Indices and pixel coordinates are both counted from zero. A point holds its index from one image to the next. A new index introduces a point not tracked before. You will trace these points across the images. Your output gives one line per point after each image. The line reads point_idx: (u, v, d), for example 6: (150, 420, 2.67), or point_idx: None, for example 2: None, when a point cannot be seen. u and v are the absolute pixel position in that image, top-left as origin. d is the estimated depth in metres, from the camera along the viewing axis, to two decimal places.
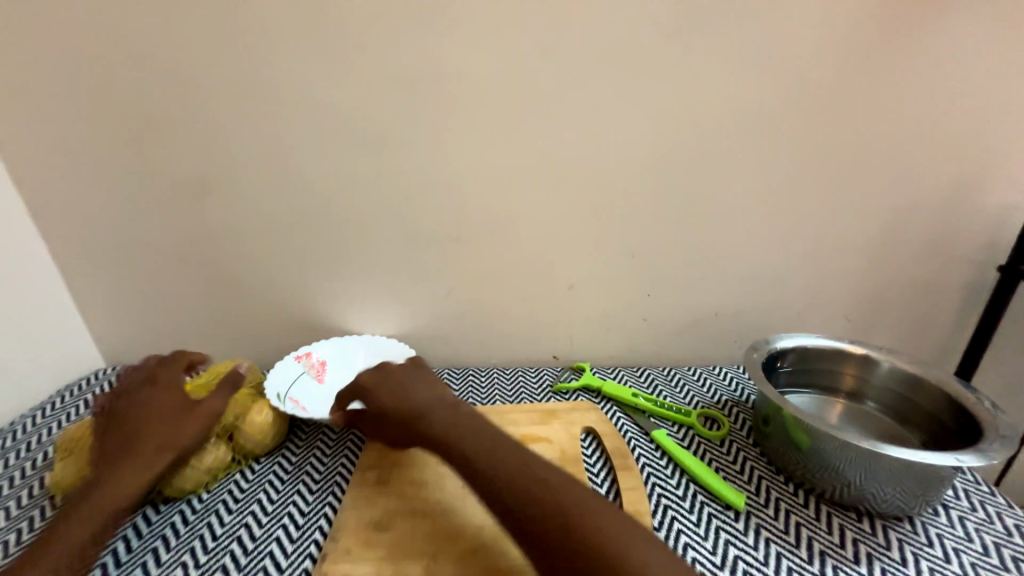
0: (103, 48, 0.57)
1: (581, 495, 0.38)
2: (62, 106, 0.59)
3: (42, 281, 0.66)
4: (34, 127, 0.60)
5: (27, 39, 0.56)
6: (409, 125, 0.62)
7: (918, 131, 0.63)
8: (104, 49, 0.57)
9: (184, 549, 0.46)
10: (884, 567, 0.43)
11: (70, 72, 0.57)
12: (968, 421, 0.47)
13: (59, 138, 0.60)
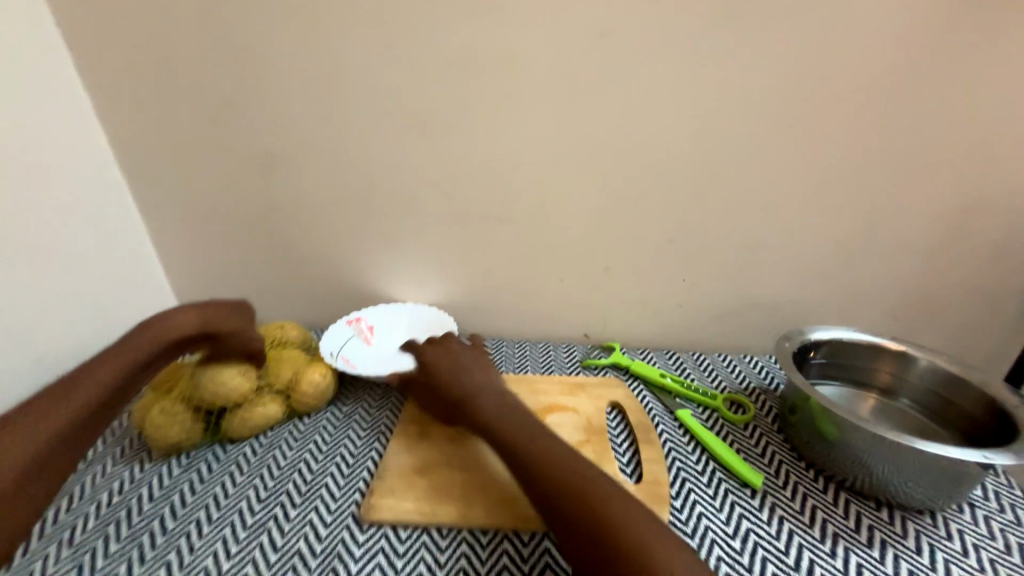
0: (190, 23, 0.62)
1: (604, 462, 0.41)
2: (150, 79, 0.65)
3: (132, 237, 0.74)
4: (128, 95, 0.66)
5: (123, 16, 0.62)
6: (459, 105, 0.64)
7: (993, 123, 0.60)
8: (188, 26, 0.62)
9: (254, 474, 0.52)
10: (897, 553, 0.44)
11: (161, 45, 0.63)
12: (1003, 423, 0.47)
13: (148, 106, 0.67)
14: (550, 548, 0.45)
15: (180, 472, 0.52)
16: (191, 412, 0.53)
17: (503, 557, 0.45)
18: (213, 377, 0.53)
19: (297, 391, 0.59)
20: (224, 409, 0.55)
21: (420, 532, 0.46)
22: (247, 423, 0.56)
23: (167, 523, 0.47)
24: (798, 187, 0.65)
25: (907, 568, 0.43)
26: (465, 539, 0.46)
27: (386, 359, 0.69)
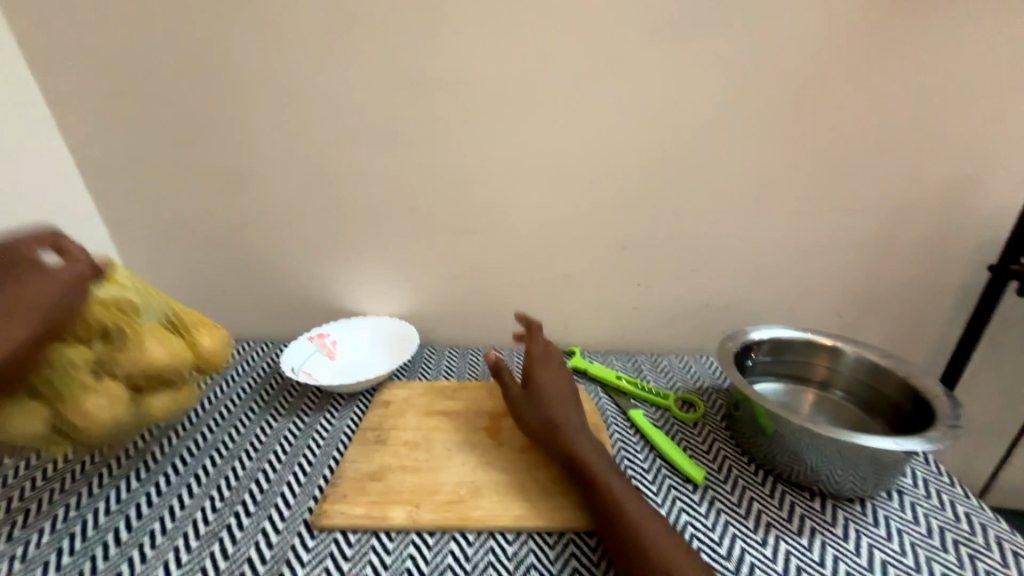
0: (151, 46, 0.64)
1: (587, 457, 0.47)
2: (111, 100, 0.67)
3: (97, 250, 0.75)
4: (93, 117, 0.68)
5: (85, 41, 0.64)
6: (415, 122, 0.67)
7: (914, 130, 0.64)
8: (149, 50, 0.64)
9: (211, 486, 0.53)
10: (825, 541, 0.46)
11: (123, 69, 0.65)
12: (923, 408, 0.51)
13: (111, 127, 0.68)
14: (495, 547, 0.47)
15: (138, 485, 0.53)
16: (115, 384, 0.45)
17: (448, 557, 0.46)
18: (150, 345, 0.46)
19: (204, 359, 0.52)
20: (140, 387, 0.47)
21: (369, 536, 0.47)
22: (166, 409, 0.50)
23: (122, 535, 0.47)
24: (741, 193, 0.68)
25: (832, 554, 0.45)
26: (412, 541, 0.47)
27: (349, 370, 0.71)
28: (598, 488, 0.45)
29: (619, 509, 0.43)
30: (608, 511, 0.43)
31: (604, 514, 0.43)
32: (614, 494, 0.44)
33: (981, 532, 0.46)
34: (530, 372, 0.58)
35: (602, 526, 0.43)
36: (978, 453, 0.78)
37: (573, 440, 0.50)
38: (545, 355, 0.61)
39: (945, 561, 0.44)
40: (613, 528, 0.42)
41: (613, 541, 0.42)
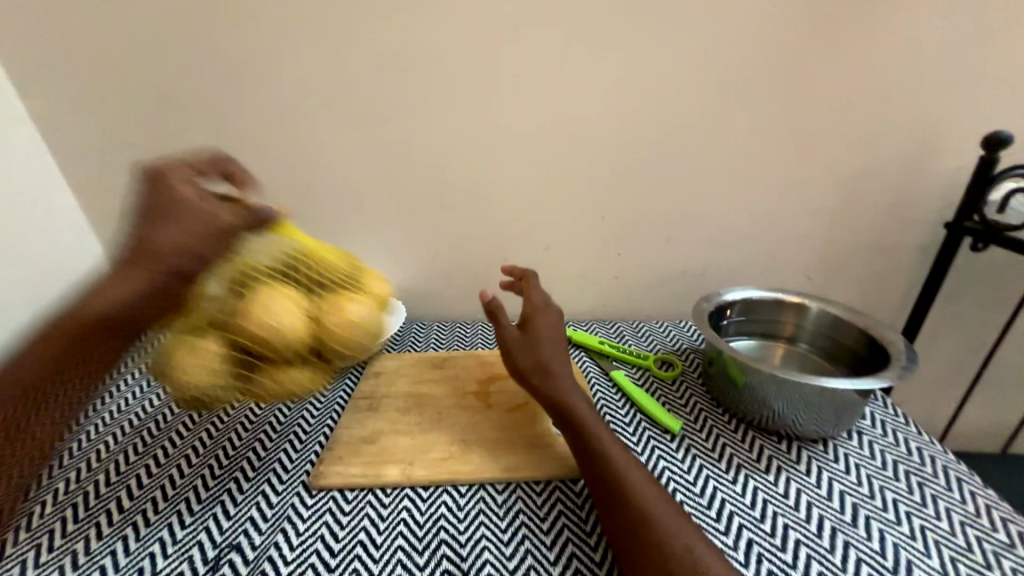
0: (122, 22, 0.63)
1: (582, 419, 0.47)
2: (81, 79, 0.66)
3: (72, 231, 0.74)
4: (64, 94, 0.67)
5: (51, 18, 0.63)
6: (393, 98, 0.68)
7: (875, 97, 0.66)
8: (118, 27, 0.63)
9: (210, 456, 0.54)
10: (790, 476, 0.50)
11: (94, 46, 0.64)
12: (880, 354, 0.54)
13: (83, 106, 0.67)
14: (485, 496, 0.49)
15: (137, 458, 0.54)
16: (217, 345, 0.43)
17: (441, 507, 0.48)
18: (272, 302, 0.43)
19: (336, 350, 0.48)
20: (255, 358, 0.44)
21: (365, 493, 0.50)
22: (282, 386, 0.46)
23: (124, 503, 0.48)
24: (714, 161, 0.71)
25: (797, 487, 0.48)
26: (407, 495, 0.49)
27: None
28: (585, 435, 0.47)
29: (604, 454, 0.45)
30: (593, 455, 0.46)
31: (589, 457, 0.46)
32: (600, 440, 0.46)
33: (930, 462, 0.51)
34: (529, 321, 0.56)
35: (586, 468, 0.45)
36: (935, 404, 0.83)
37: (562, 387, 0.50)
38: (543, 302, 0.59)
39: (897, 489, 0.48)
40: (596, 470, 0.45)
41: (596, 481, 0.44)
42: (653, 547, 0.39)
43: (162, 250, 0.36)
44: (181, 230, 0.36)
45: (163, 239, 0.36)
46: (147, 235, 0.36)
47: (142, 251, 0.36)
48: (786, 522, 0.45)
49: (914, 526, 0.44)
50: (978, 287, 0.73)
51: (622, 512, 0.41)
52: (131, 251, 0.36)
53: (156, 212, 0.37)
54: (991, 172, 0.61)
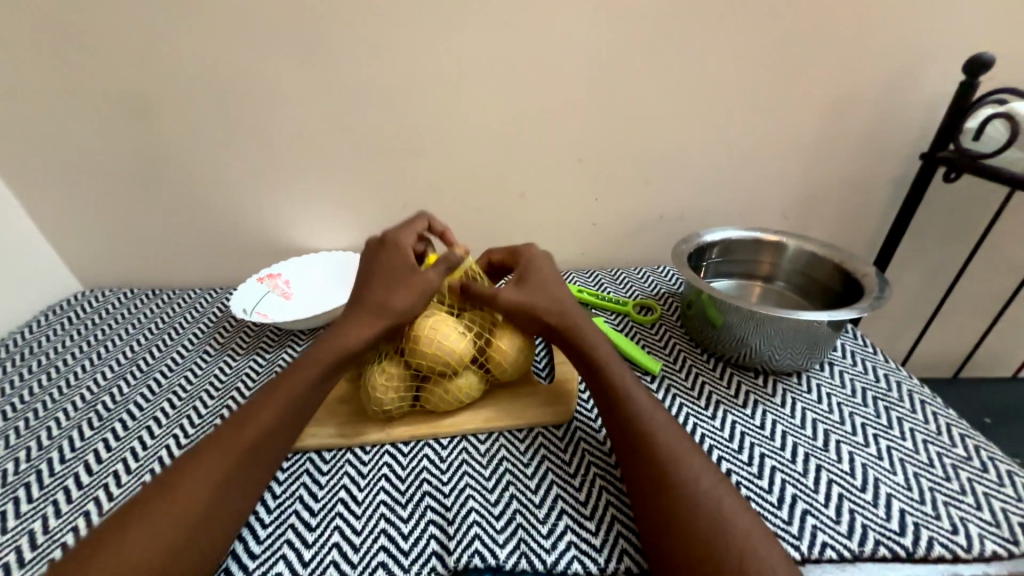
0: None
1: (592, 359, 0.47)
2: None
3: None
4: None
5: None
6: (341, 28, 0.61)
7: (857, 21, 0.63)
8: None
9: (174, 425, 0.52)
10: (765, 408, 0.51)
11: None
12: (855, 287, 0.55)
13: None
14: (468, 447, 0.49)
15: (93, 433, 0.52)
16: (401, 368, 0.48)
17: (424, 460, 0.47)
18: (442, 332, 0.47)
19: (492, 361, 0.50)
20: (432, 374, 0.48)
21: (344, 452, 0.48)
22: (454, 398, 0.49)
23: (83, 478, 0.47)
24: (693, 92, 0.67)
25: (772, 418, 0.50)
26: (388, 451, 0.48)
27: (305, 308, 0.70)
28: (603, 377, 0.46)
29: (624, 399, 0.44)
30: (613, 400, 0.44)
31: (610, 403, 0.45)
32: (621, 386, 0.45)
33: (896, 387, 0.53)
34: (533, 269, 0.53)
35: (608, 414, 0.44)
36: (898, 335, 0.87)
37: (579, 331, 0.49)
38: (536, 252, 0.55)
39: (866, 414, 0.50)
40: (617, 415, 0.44)
41: (616, 426, 0.43)
42: (669, 484, 0.38)
43: (385, 292, 0.47)
44: (398, 276, 0.48)
45: (377, 289, 0.48)
46: (380, 290, 0.48)
47: (371, 304, 0.47)
48: (763, 452, 0.46)
49: (881, 447, 0.46)
50: (944, 220, 0.74)
51: (638, 451, 0.41)
52: (356, 303, 0.48)
53: (373, 272, 0.50)
54: (969, 98, 0.60)
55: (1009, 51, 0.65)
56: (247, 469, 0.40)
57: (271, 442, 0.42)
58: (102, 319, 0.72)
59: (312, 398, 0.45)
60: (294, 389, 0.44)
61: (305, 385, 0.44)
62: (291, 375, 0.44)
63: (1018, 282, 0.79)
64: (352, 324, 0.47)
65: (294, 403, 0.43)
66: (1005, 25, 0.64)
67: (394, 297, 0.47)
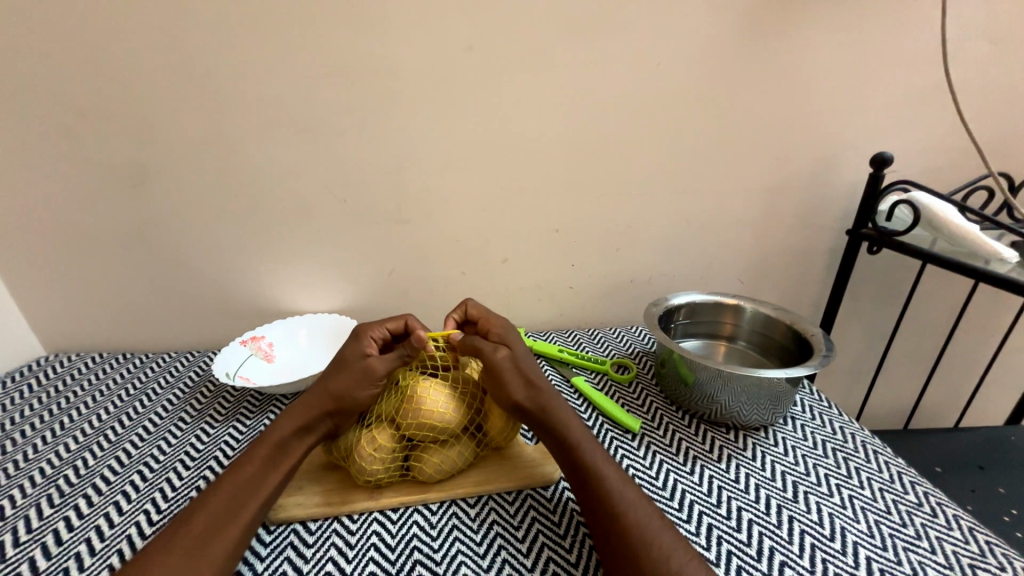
0: (38, 41, 0.60)
1: (561, 421, 0.49)
2: None
3: None
4: None
5: None
6: (344, 113, 0.67)
7: (784, 123, 0.75)
8: (34, 45, 0.60)
9: (145, 500, 0.50)
10: (739, 462, 0.54)
11: (6, 64, 0.61)
12: (805, 344, 0.62)
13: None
14: (458, 511, 0.49)
15: (53, 511, 0.49)
16: (392, 439, 0.49)
17: (413, 527, 0.47)
18: (431, 399, 0.49)
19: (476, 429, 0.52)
20: (423, 441, 0.49)
21: (331, 521, 0.47)
22: (442, 467, 0.50)
23: (40, 562, 0.44)
24: (655, 174, 0.76)
25: (745, 471, 0.53)
26: (376, 519, 0.48)
27: (289, 371, 0.70)
28: (575, 449, 0.47)
29: (598, 481, 0.44)
30: (590, 483, 0.44)
31: (587, 488, 0.44)
32: (597, 467, 0.45)
33: (852, 439, 0.57)
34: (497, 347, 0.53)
35: (586, 499, 0.44)
36: (848, 387, 0.94)
37: (551, 402, 0.50)
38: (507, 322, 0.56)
39: (828, 465, 0.54)
40: (595, 498, 0.44)
41: (593, 513, 0.43)
42: (644, 554, 0.39)
43: (344, 388, 0.49)
44: (358, 369, 0.50)
45: (338, 380, 0.50)
46: (332, 384, 0.50)
47: (334, 397, 0.49)
48: (740, 505, 0.49)
49: (844, 496, 0.50)
50: (874, 285, 0.85)
51: (611, 523, 0.42)
52: (317, 394, 0.50)
53: (337, 366, 0.51)
54: (878, 186, 0.72)
55: (906, 148, 0.79)
56: (197, 561, 0.38)
57: (225, 536, 0.40)
58: (65, 384, 0.70)
59: (267, 485, 0.44)
60: (243, 476, 0.44)
61: (258, 471, 0.44)
62: (240, 465, 0.45)
63: (944, 338, 0.89)
64: (307, 416, 0.48)
65: (246, 491, 0.43)
66: (901, 127, 0.77)
67: (342, 389, 0.49)
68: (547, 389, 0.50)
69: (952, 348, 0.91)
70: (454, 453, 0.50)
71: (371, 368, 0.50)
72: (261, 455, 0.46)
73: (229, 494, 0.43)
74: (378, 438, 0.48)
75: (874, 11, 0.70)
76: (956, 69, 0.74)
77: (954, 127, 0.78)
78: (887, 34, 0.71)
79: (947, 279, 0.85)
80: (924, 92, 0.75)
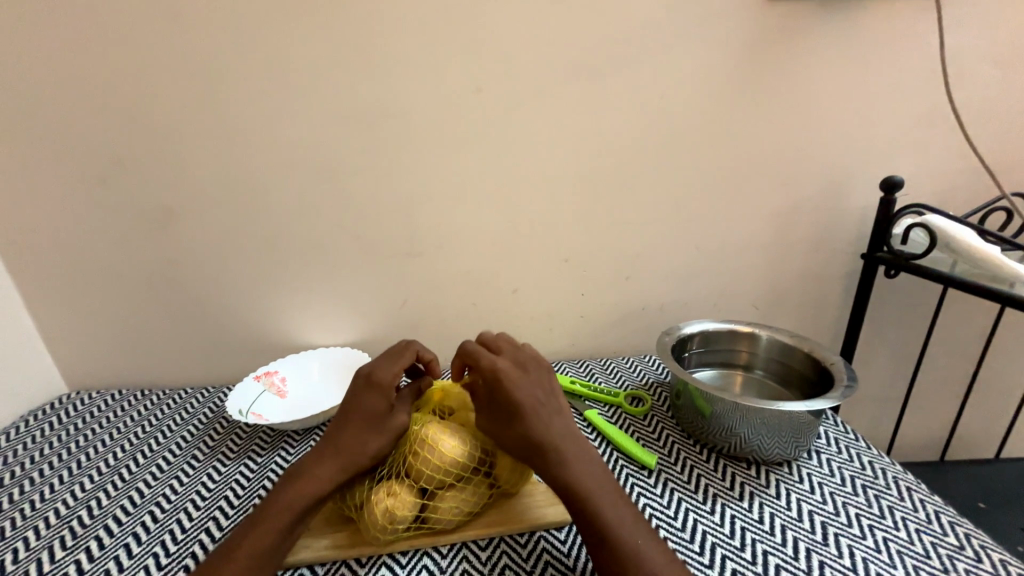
0: (78, 97, 0.65)
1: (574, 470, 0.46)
2: (34, 151, 0.67)
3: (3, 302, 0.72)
4: (17, 165, 0.68)
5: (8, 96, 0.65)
6: (358, 152, 0.70)
7: (790, 148, 0.76)
8: (74, 101, 0.65)
9: (155, 542, 0.50)
10: (762, 501, 0.51)
11: (48, 119, 0.66)
12: (824, 374, 0.60)
13: (37, 175, 0.68)
14: (469, 554, 0.48)
15: (66, 553, 0.49)
16: (406, 489, 0.47)
17: (423, 571, 0.46)
18: (443, 444, 0.48)
19: (493, 472, 0.50)
20: (437, 488, 0.48)
21: (339, 565, 0.47)
22: (457, 512, 0.48)
23: None
24: (663, 202, 0.77)
25: (770, 511, 0.50)
26: (385, 562, 0.47)
27: (300, 408, 0.70)
28: (591, 505, 0.44)
29: (615, 541, 0.42)
30: (604, 541, 0.42)
31: (603, 546, 0.42)
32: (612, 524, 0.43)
33: (883, 475, 0.54)
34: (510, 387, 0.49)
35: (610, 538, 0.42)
36: (876, 416, 0.90)
37: (565, 449, 0.47)
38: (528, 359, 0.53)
39: (858, 503, 0.51)
40: (607, 560, 0.41)
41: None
42: None
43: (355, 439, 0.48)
44: (371, 422, 0.49)
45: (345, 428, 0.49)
46: (345, 434, 0.48)
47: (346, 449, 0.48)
48: (765, 548, 0.46)
49: (877, 539, 0.47)
50: (897, 308, 0.82)
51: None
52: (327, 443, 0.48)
53: (351, 412, 0.50)
54: (890, 210, 0.71)
55: (917, 171, 0.78)
56: None
57: None
58: (84, 422, 0.71)
59: (282, 545, 0.43)
60: (256, 542, 0.42)
61: (272, 538, 0.43)
62: (262, 520, 0.44)
63: (974, 364, 0.85)
64: (315, 467, 0.47)
65: (257, 556, 0.42)
66: (910, 149, 0.77)
67: (354, 442, 0.48)
68: (562, 436, 0.47)
69: (983, 374, 0.87)
70: (469, 498, 0.49)
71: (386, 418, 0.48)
72: (271, 515, 0.44)
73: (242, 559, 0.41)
74: (392, 489, 0.47)
75: (872, 41, 0.71)
76: (960, 94, 0.74)
77: (965, 150, 0.77)
78: (887, 63, 0.72)
79: (972, 302, 0.82)
80: (931, 114, 0.75)
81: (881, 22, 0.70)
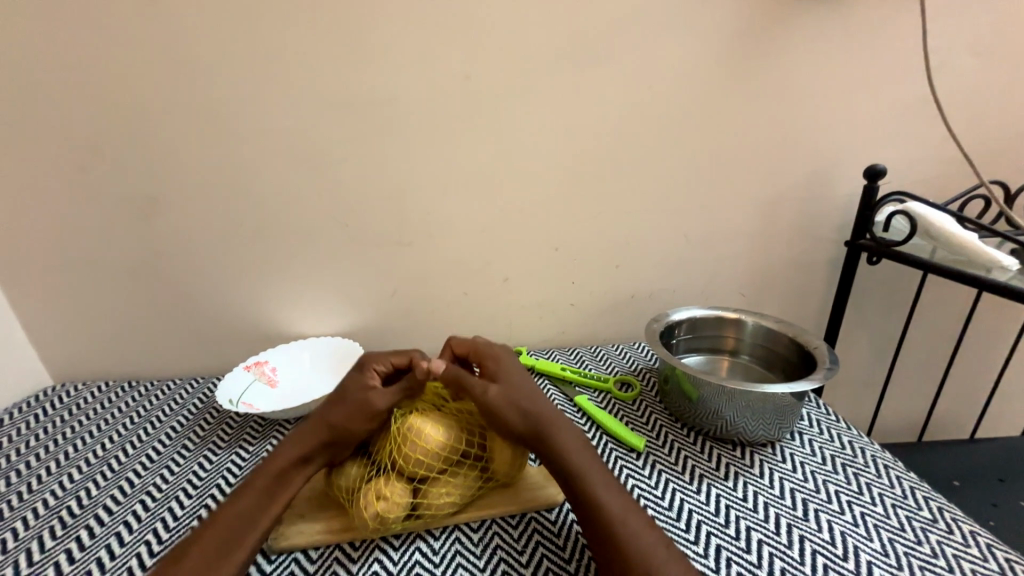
0: (54, 80, 0.63)
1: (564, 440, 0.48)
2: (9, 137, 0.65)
3: None
4: None
5: None
6: (347, 139, 0.69)
7: (777, 136, 0.76)
8: (51, 86, 0.63)
9: (146, 530, 0.50)
10: (746, 480, 0.53)
11: (24, 103, 0.64)
12: (808, 357, 0.61)
13: (15, 162, 0.66)
14: (461, 536, 0.49)
15: (55, 543, 0.49)
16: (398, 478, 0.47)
17: (416, 554, 0.47)
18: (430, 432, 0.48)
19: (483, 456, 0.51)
20: (428, 476, 0.48)
21: (333, 549, 0.47)
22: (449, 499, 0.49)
23: None
24: (653, 190, 0.77)
25: (753, 490, 0.52)
26: (378, 546, 0.48)
27: (291, 397, 0.70)
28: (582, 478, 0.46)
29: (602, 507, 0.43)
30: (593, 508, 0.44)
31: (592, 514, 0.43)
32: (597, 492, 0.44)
33: (862, 454, 0.56)
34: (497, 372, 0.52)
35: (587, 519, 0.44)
36: (857, 399, 0.93)
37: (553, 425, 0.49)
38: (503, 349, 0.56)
39: (838, 481, 0.53)
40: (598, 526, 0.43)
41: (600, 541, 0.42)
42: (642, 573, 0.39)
43: (339, 416, 0.49)
44: (354, 400, 0.49)
45: (333, 407, 0.50)
46: (330, 412, 0.49)
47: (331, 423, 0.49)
48: (749, 524, 0.48)
49: (856, 514, 0.49)
50: (878, 294, 0.84)
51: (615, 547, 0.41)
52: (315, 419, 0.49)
53: (338, 394, 0.51)
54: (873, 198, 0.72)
55: (901, 159, 0.80)
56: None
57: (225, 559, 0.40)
58: (71, 413, 0.70)
59: (266, 514, 0.44)
60: (238, 507, 0.43)
61: (250, 501, 0.44)
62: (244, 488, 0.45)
63: (951, 348, 0.88)
64: (299, 438, 0.48)
65: (235, 521, 0.42)
66: (894, 138, 0.78)
67: (339, 417, 0.49)
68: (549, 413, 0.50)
69: (960, 357, 0.90)
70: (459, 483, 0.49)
71: (369, 398, 0.49)
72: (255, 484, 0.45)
73: (224, 525, 0.42)
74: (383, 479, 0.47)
75: (860, 29, 0.72)
76: (944, 83, 0.75)
77: (947, 138, 0.79)
78: (874, 52, 0.73)
79: (951, 288, 0.84)
80: (915, 103, 0.76)
81: (869, 11, 0.71)
